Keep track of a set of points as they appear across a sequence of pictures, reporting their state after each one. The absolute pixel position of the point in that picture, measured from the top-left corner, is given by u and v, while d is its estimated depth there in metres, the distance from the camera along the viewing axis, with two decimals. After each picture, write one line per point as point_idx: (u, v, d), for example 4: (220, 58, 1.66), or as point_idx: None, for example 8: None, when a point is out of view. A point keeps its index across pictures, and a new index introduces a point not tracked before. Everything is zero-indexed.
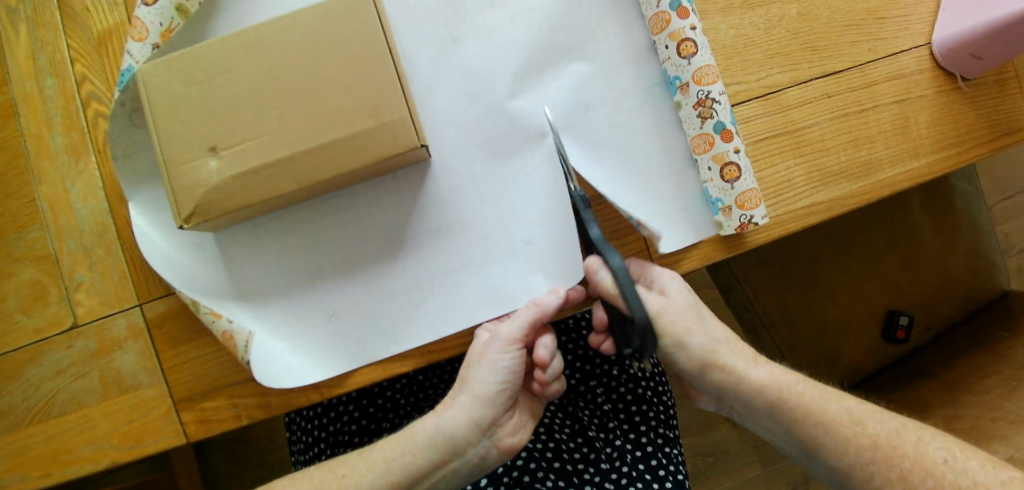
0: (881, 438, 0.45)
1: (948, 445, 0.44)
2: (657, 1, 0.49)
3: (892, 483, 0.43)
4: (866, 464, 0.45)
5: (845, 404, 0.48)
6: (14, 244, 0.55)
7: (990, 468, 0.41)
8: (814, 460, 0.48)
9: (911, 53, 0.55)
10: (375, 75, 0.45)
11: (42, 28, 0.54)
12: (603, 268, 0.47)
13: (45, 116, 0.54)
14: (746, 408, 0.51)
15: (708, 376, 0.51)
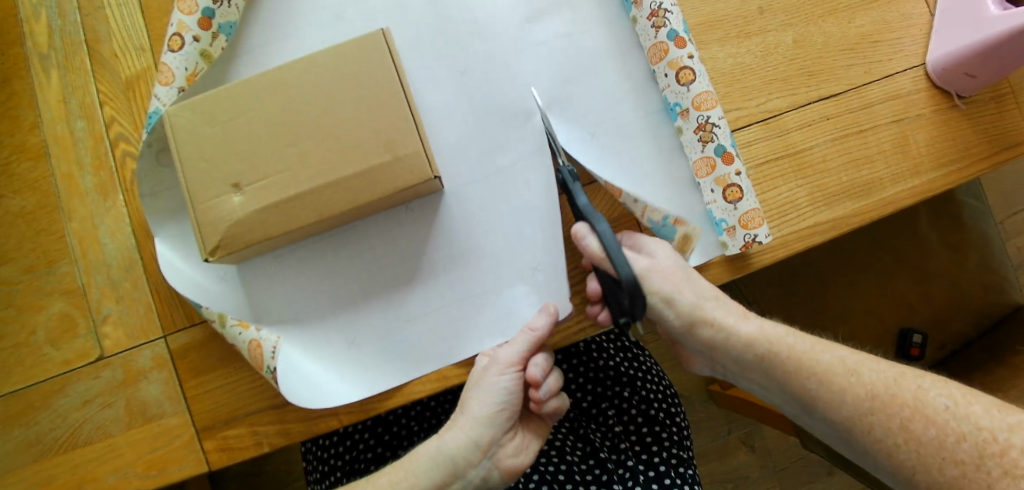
0: (877, 385, 0.42)
1: (949, 390, 0.40)
2: (655, 32, 0.51)
3: (892, 432, 0.40)
4: (864, 415, 0.42)
5: (837, 352, 0.45)
6: (43, 280, 0.57)
7: (996, 412, 0.38)
8: (812, 416, 0.45)
9: (907, 74, 0.57)
10: (391, 112, 0.47)
11: (73, 73, 0.57)
12: (590, 233, 0.47)
13: (75, 156, 0.57)
14: (739, 367, 0.49)
15: (697, 333, 0.50)
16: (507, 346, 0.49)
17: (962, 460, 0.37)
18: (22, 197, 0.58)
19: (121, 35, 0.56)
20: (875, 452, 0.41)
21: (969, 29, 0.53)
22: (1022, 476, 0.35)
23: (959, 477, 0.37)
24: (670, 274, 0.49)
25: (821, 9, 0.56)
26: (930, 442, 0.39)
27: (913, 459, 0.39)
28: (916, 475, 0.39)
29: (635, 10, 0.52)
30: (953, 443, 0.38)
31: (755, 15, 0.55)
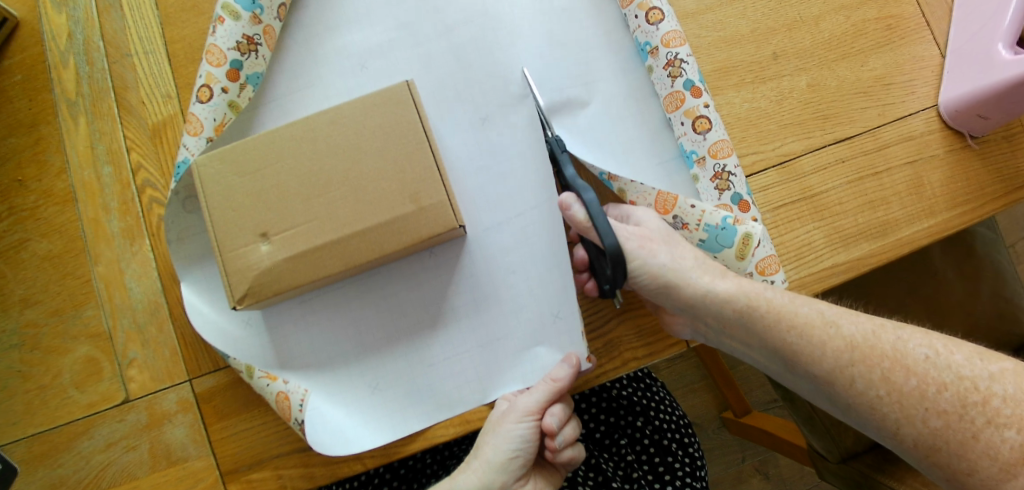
0: (857, 338, 0.43)
1: (929, 341, 0.42)
2: (672, 82, 0.52)
3: (872, 384, 0.42)
4: (846, 368, 0.43)
5: (815, 304, 0.46)
6: (69, 323, 0.57)
7: (976, 361, 0.40)
8: (793, 370, 0.46)
9: (919, 115, 0.58)
10: (417, 163, 0.48)
11: (101, 119, 0.58)
12: (576, 202, 0.48)
13: (102, 201, 0.58)
14: (719, 325, 0.48)
15: (678, 291, 0.49)
16: (528, 394, 0.49)
17: (945, 411, 0.40)
18: (49, 240, 0.58)
19: (147, 82, 0.57)
20: (856, 404, 0.43)
21: (979, 73, 0.55)
22: (1003, 423, 0.38)
23: (942, 428, 0.39)
24: (654, 237, 0.49)
25: (833, 54, 0.58)
26: (911, 393, 0.41)
27: (896, 412, 0.41)
28: (900, 428, 0.41)
29: (651, 59, 0.53)
30: (935, 393, 0.40)
31: (769, 61, 0.57)
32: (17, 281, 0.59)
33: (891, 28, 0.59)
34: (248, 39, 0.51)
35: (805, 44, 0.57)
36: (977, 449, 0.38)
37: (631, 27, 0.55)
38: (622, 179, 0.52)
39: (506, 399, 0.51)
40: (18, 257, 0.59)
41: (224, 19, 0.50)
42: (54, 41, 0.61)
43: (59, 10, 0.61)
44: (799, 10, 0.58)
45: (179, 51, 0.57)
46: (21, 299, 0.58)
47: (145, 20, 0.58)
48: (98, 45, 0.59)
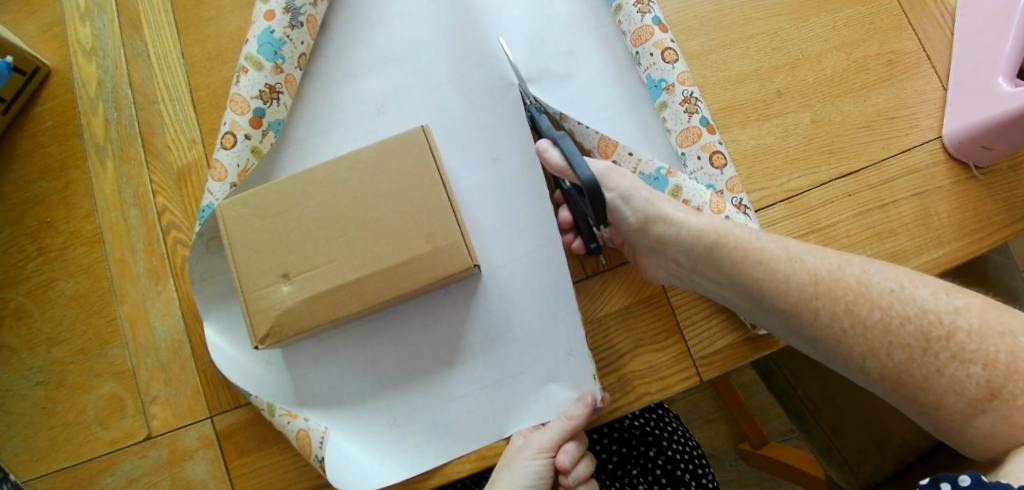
0: (822, 273, 0.45)
1: (895, 277, 0.43)
2: (688, 117, 0.54)
3: (837, 316, 0.43)
4: (810, 301, 0.44)
5: (784, 241, 0.47)
6: (94, 361, 0.57)
7: (942, 296, 0.41)
8: (762, 308, 0.48)
9: (924, 148, 0.59)
10: (432, 204, 0.51)
11: (128, 164, 0.60)
12: (552, 147, 0.51)
13: (128, 243, 0.58)
14: (691, 265, 0.50)
15: (651, 230, 0.51)
16: (543, 433, 0.50)
17: (909, 344, 0.40)
18: (76, 279, 0.59)
19: (174, 128, 0.60)
20: (823, 338, 0.44)
21: (982, 104, 0.56)
22: (968, 358, 0.39)
23: (906, 360, 0.40)
24: (630, 177, 0.52)
25: (836, 90, 0.59)
26: (875, 326, 0.42)
27: (861, 345, 0.42)
28: (865, 361, 0.43)
29: (667, 95, 0.55)
30: (898, 326, 0.41)
31: (774, 98, 0.59)
32: (44, 320, 0.59)
33: (893, 63, 0.61)
34: (270, 88, 0.54)
35: (807, 81, 0.59)
36: (942, 384, 0.39)
37: (641, 65, 0.56)
38: (681, 174, 0.53)
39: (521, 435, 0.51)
40: (46, 296, 0.59)
41: (247, 69, 0.54)
42: (84, 88, 0.63)
43: (89, 59, 0.63)
44: (800, 48, 0.60)
45: (204, 98, 0.60)
46: (48, 337, 0.58)
47: (172, 69, 0.61)
48: (126, 92, 0.62)
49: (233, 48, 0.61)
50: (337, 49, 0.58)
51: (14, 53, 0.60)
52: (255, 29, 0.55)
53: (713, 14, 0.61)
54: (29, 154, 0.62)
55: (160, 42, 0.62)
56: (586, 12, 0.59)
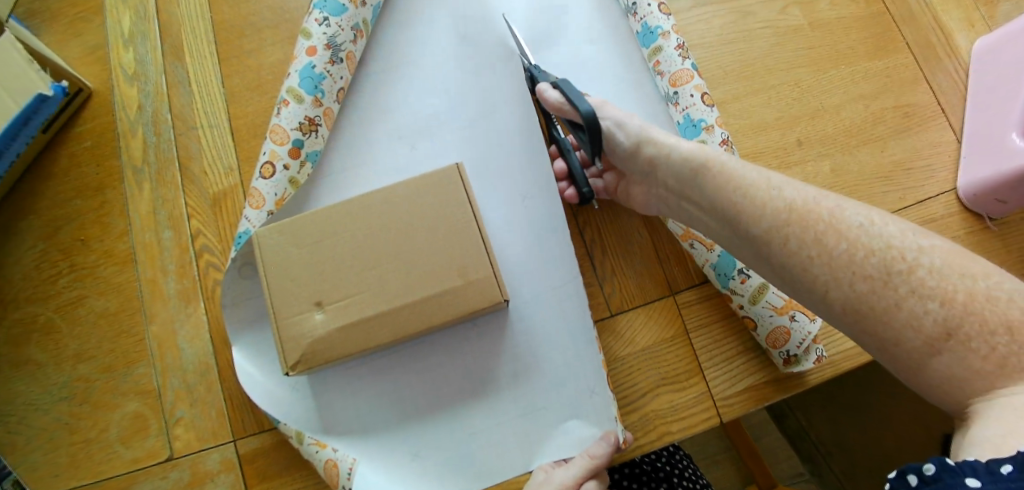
0: (797, 202, 0.41)
1: (868, 213, 0.39)
2: (729, 158, 0.56)
3: (805, 245, 0.39)
4: (782, 227, 0.41)
5: (766, 172, 0.45)
6: (119, 380, 0.56)
7: (909, 234, 0.36)
8: (737, 234, 0.45)
9: (939, 199, 0.61)
10: (467, 240, 0.53)
11: (165, 187, 0.60)
12: (552, 89, 0.55)
13: (160, 265, 0.58)
14: (679, 188, 0.50)
15: (643, 153, 0.53)
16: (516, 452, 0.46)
17: (871, 276, 0.36)
18: (105, 298, 0.58)
19: (211, 155, 0.61)
20: (789, 267, 0.40)
21: (997, 154, 0.58)
22: (927, 294, 0.34)
23: (866, 292, 0.36)
24: (625, 111, 0.56)
25: (854, 140, 0.62)
26: (840, 257, 0.37)
27: (825, 274, 0.38)
28: (829, 292, 0.38)
29: (706, 134, 0.57)
30: (862, 258, 0.37)
31: (794, 146, 0.61)
32: (72, 337, 0.57)
33: (909, 116, 0.63)
34: (309, 120, 0.56)
35: (828, 131, 0.62)
36: (899, 319, 0.34)
37: (680, 104, 0.59)
38: None
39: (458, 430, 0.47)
40: (75, 315, 0.58)
41: (288, 101, 0.56)
42: (124, 112, 0.63)
43: (131, 84, 0.63)
44: (820, 100, 0.63)
45: (242, 127, 0.61)
46: (74, 354, 0.57)
47: (211, 97, 0.62)
48: (165, 118, 0.62)
49: (272, 79, 0.63)
50: (376, 85, 0.62)
51: (66, 77, 0.61)
52: (295, 64, 0.57)
53: (737, 64, 0.63)
54: (65, 174, 0.61)
55: (201, 71, 0.63)
56: (616, 62, 0.63)
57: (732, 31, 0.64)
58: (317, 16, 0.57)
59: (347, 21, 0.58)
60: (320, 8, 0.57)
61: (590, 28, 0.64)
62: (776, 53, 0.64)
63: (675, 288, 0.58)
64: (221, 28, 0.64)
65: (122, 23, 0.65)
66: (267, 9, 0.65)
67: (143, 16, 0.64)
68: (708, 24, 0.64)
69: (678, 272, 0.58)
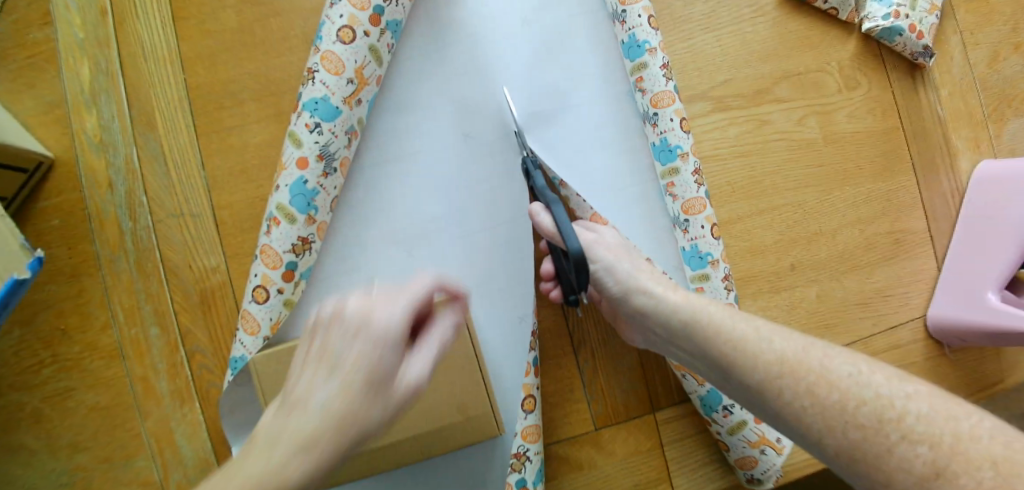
0: (786, 352, 0.42)
1: (855, 363, 0.41)
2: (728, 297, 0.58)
3: (797, 395, 0.40)
4: (775, 380, 0.42)
5: (755, 321, 0.46)
6: (119, 471, 0.57)
7: (895, 382, 0.39)
8: (728, 382, 0.45)
9: (908, 325, 0.66)
10: (467, 376, 0.54)
11: (147, 279, 0.57)
12: (544, 211, 0.52)
13: (150, 363, 0.57)
14: (668, 337, 0.49)
15: (632, 301, 0.51)
16: (384, 348, 0.38)
17: (863, 425, 0.37)
18: (95, 392, 0.57)
19: (194, 247, 0.57)
20: (782, 415, 0.41)
21: (970, 299, 0.62)
22: (917, 439, 0.35)
23: (860, 440, 0.37)
24: (614, 248, 0.53)
25: (843, 266, 0.64)
26: (832, 406, 0.39)
27: (817, 423, 0.39)
28: (821, 440, 0.39)
29: (711, 269, 0.58)
30: (854, 407, 0.38)
31: (787, 271, 0.63)
32: (64, 427, 0.56)
33: (898, 242, 0.66)
34: (303, 240, 0.54)
35: (820, 256, 0.64)
36: (891, 463, 0.35)
37: (688, 233, 0.58)
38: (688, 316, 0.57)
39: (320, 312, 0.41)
40: (64, 406, 0.56)
41: (279, 220, 0.53)
42: (92, 187, 0.57)
43: (98, 154, 0.57)
44: (819, 223, 0.64)
45: (227, 218, 0.57)
46: (70, 443, 0.56)
47: (191, 179, 0.57)
48: (141, 200, 0.57)
49: (258, 164, 0.58)
50: (369, 182, 0.58)
51: (29, 155, 0.54)
52: (285, 175, 0.54)
53: (746, 180, 0.63)
54: (34, 253, 0.56)
55: (177, 146, 0.57)
56: (624, 173, 0.60)
57: (748, 141, 0.63)
58: (309, 121, 0.53)
59: (341, 125, 0.54)
60: (312, 112, 0.53)
61: (599, 129, 0.60)
62: (787, 170, 0.63)
63: (657, 407, 0.63)
64: (197, 97, 0.58)
65: (81, 78, 0.57)
66: (248, 75, 0.58)
67: (104, 73, 0.57)
68: (724, 132, 0.63)
69: (660, 392, 0.63)
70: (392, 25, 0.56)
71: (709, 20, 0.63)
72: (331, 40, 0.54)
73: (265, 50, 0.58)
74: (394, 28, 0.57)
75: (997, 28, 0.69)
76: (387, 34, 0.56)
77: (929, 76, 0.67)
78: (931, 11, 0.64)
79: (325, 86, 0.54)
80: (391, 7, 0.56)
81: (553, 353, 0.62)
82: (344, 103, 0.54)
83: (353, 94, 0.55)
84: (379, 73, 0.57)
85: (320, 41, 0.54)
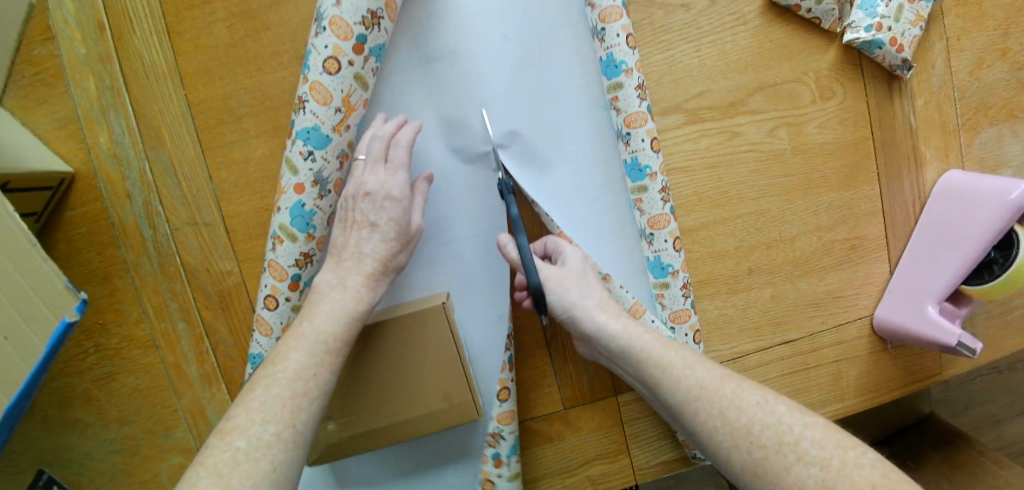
0: (707, 381, 0.53)
1: (760, 392, 0.52)
2: (684, 302, 0.65)
3: (712, 416, 0.51)
4: (693, 402, 0.52)
5: (681, 353, 0.56)
6: (162, 439, 0.70)
7: (794, 412, 0.49)
8: (659, 399, 0.56)
9: (856, 323, 0.71)
10: (449, 371, 0.63)
11: (171, 281, 0.67)
12: (510, 242, 0.60)
13: (180, 351, 0.68)
14: (610, 356, 0.59)
15: (579, 327, 0.60)
16: (399, 203, 0.60)
17: (764, 445, 0.48)
18: (136, 376, 0.69)
19: (209, 253, 0.66)
20: (702, 433, 0.52)
21: (913, 309, 0.67)
22: (810, 461, 0.45)
23: (761, 458, 0.47)
24: (568, 280, 0.60)
25: (799, 270, 0.69)
26: (740, 427, 0.49)
27: (727, 441, 0.50)
28: (730, 455, 0.49)
29: (670, 278, 0.64)
30: (759, 430, 0.48)
31: (743, 275, 0.69)
32: (111, 404, 0.70)
33: (855, 248, 0.70)
34: (303, 254, 0.62)
35: (778, 261, 0.69)
36: (788, 480, 0.45)
37: (653, 245, 0.64)
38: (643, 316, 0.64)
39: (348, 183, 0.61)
40: (110, 387, 0.69)
41: (282, 238, 0.61)
42: (113, 200, 0.66)
43: (114, 170, 0.65)
44: (781, 230, 0.68)
45: (236, 226, 0.66)
46: (117, 418, 0.70)
47: (201, 191, 0.65)
48: (158, 210, 0.66)
49: (261, 176, 0.65)
50: None
51: (53, 175, 0.63)
52: (285, 198, 0.61)
53: (713, 191, 0.66)
54: (68, 259, 0.67)
55: (185, 160, 0.65)
56: (601, 187, 0.65)
57: (717, 153, 0.66)
58: (302, 149, 0.60)
59: (332, 151, 0.61)
60: (304, 141, 0.59)
61: (578, 146, 0.65)
62: (751, 180, 0.67)
63: (619, 390, 0.71)
64: (198, 113, 0.64)
65: (89, 94, 0.64)
66: (244, 91, 0.64)
67: (109, 89, 0.64)
68: (696, 144, 0.65)
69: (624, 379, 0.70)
70: (375, 51, 0.61)
71: (689, 29, 0.63)
72: (318, 70, 0.59)
73: (258, 66, 0.63)
74: (378, 53, 0.61)
75: (986, 33, 0.69)
76: (372, 59, 0.61)
77: (907, 87, 0.68)
78: (916, 22, 0.64)
79: (315, 116, 0.59)
80: (373, 34, 0.60)
81: (530, 344, 0.70)
82: (333, 131, 0.60)
83: (342, 122, 0.61)
84: (365, 97, 0.62)
85: (309, 71, 0.59)
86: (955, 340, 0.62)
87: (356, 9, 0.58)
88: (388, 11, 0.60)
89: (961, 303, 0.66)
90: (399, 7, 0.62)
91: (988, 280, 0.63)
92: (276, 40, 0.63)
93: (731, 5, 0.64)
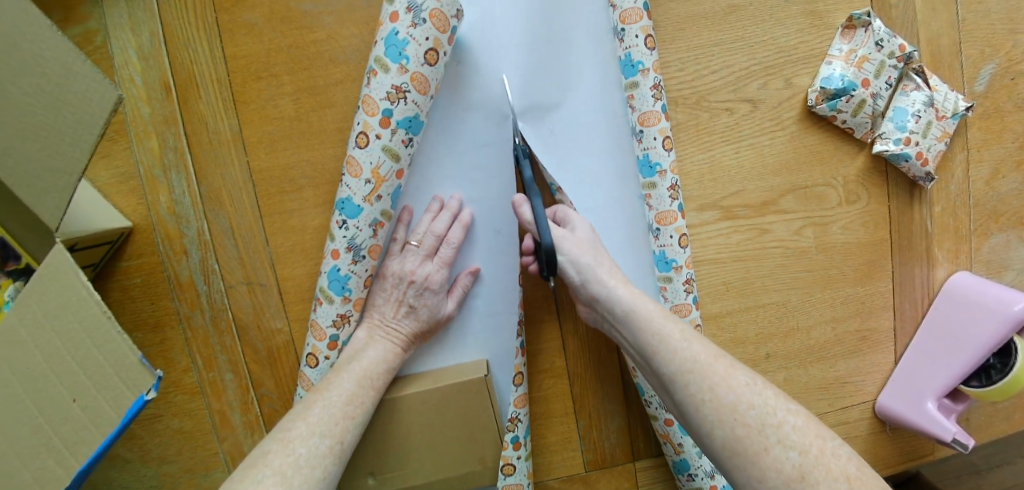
0: (701, 356, 0.53)
1: (750, 375, 0.53)
2: None
3: (702, 390, 0.51)
4: (685, 373, 0.53)
5: (680, 326, 0.57)
6: (201, 479, 0.72)
7: (780, 399, 0.51)
8: (652, 368, 0.56)
9: (859, 407, 0.76)
10: (485, 436, 0.66)
11: (221, 334, 0.69)
12: (526, 202, 0.61)
13: (226, 399, 0.70)
14: (612, 321, 0.60)
15: (589, 289, 0.61)
16: (435, 294, 0.65)
17: (748, 424, 0.49)
18: (179, 419, 0.71)
19: (263, 311, 0.69)
20: (688, 404, 0.52)
21: (913, 401, 0.72)
22: (789, 445, 0.47)
23: (743, 436, 0.48)
24: (581, 243, 0.61)
25: (811, 357, 0.74)
26: (728, 404, 0.50)
27: (713, 415, 0.50)
28: (713, 429, 0.50)
29: None
30: (744, 410, 0.49)
31: (762, 359, 0.73)
32: (153, 443, 0.71)
33: (864, 338, 0.75)
34: (340, 316, 0.64)
35: (793, 348, 0.73)
36: (767, 461, 0.47)
37: None
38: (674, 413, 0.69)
39: (395, 260, 0.66)
40: (152, 427, 0.71)
41: (321, 301, 0.64)
42: (170, 256, 0.68)
43: (173, 227, 0.67)
44: (798, 319, 0.73)
45: (290, 288, 0.69)
46: (158, 456, 0.71)
47: (258, 253, 0.68)
48: (213, 268, 0.68)
49: (315, 242, 0.69)
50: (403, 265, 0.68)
51: (115, 231, 0.65)
52: (326, 264, 0.64)
53: (741, 281, 0.71)
54: (121, 307, 0.68)
55: (243, 224, 0.67)
56: (632, 268, 0.69)
57: (747, 248, 0.70)
58: (338, 219, 0.62)
59: (366, 220, 0.62)
60: (339, 212, 0.62)
61: (615, 226, 0.69)
62: (777, 274, 0.71)
63: (637, 458, 0.76)
64: (261, 181, 0.67)
65: (151, 152, 0.66)
66: (306, 163, 0.67)
67: (173, 150, 0.66)
68: (729, 238, 0.70)
69: (642, 447, 0.76)
70: (403, 123, 0.61)
71: (732, 132, 0.68)
72: (353, 146, 0.61)
73: (322, 140, 0.67)
74: (408, 124, 0.61)
75: (1004, 146, 0.73)
76: (400, 131, 0.61)
77: (926, 194, 0.72)
78: (941, 138, 0.69)
79: (348, 188, 0.61)
80: (400, 107, 0.60)
81: (558, 412, 0.74)
82: (365, 201, 0.62)
83: (373, 192, 0.61)
84: (398, 168, 0.62)
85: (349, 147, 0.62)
86: (951, 437, 0.67)
87: (382, 85, 0.60)
88: (414, 83, 0.60)
89: (959, 399, 0.71)
90: (429, 78, 0.61)
91: (986, 383, 0.68)
92: (339, 116, 0.67)
93: (772, 111, 0.69)
